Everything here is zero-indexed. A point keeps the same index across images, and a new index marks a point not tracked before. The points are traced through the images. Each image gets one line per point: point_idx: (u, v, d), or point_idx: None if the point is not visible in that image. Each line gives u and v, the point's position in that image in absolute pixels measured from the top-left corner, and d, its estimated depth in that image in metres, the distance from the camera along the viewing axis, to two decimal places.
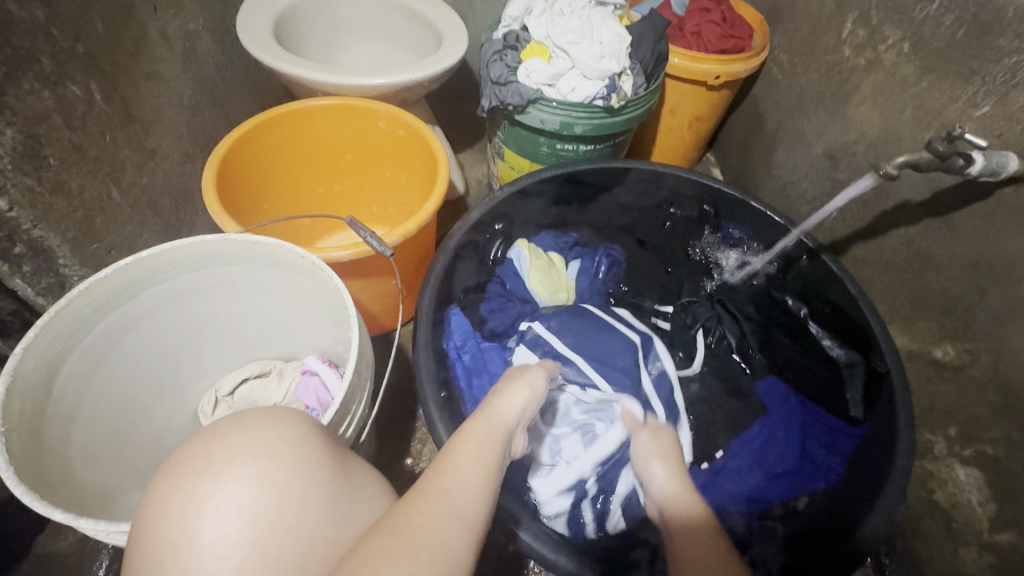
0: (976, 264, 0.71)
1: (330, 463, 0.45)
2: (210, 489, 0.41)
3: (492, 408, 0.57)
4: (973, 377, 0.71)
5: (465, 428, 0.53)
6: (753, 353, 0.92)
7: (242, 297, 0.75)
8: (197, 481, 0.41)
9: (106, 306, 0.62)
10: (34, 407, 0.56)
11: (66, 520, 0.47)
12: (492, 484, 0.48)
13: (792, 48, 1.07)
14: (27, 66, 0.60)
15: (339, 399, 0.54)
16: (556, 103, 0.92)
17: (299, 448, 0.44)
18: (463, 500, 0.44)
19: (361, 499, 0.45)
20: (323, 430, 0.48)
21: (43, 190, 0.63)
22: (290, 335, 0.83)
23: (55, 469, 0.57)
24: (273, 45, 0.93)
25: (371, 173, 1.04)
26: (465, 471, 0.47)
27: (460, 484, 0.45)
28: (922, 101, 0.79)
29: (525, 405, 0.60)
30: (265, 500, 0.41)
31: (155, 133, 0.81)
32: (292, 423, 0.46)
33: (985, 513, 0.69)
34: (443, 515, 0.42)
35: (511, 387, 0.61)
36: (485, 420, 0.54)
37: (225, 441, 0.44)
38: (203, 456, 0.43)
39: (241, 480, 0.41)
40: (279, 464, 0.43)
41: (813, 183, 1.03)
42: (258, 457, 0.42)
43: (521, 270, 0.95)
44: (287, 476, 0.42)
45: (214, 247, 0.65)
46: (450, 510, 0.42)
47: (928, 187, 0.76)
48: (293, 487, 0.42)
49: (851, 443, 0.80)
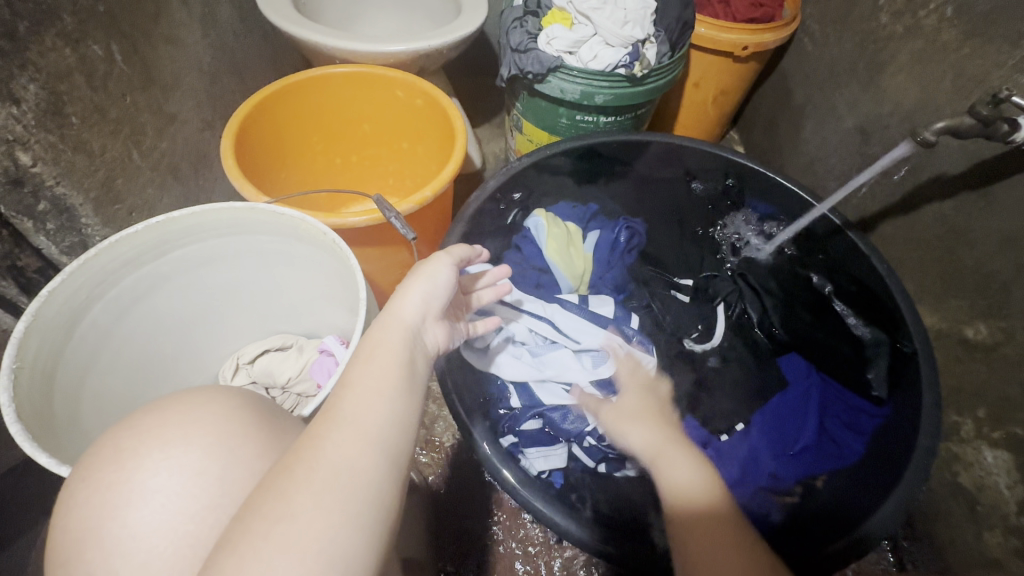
0: (1014, 239, 0.68)
1: (255, 438, 0.44)
2: (117, 478, 0.40)
3: (389, 307, 0.50)
4: (1006, 356, 0.69)
5: (364, 339, 0.48)
6: (776, 328, 0.90)
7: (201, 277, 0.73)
8: (105, 471, 0.41)
9: (134, 263, 0.63)
10: (51, 351, 0.57)
11: (49, 465, 0.48)
12: (402, 388, 0.44)
13: (825, 17, 1.02)
14: (48, 23, 0.60)
15: (332, 381, 0.54)
16: (577, 71, 0.89)
17: (219, 426, 0.43)
18: (357, 414, 0.41)
19: None
20: (253, 404, 0.47)
21: (66, 148, 0.63)
22: (287, 308, 0.82)
23: (64, 416, 0.58)
24: (291, 11, 0.92)
25: (388, 144, 1.03)
26: (361, 387, 0.43)
27: (355, 404, 0.41)
28: (963, 69, 0.75)
29: (428, 299, 0.52)
30: (178, 485, 0.40)
31: (175, 98, 0.81)
32: (215, 401, 0.45)
33: (1013, 496, 0.67)
34: (334, 437, 0.39)
35: (405, 283, 0.52)
36: (380, 326, 0.49)
37: (136, 429, 0.43)
38: (113, 446, 0.42)
39: (152, 469, 0.40)
40: (194, 444, 0.42)
41: (842, 159, 0.99)
42: (166, 443, 0.41)
43: (539, 239, 0.92)
44: (205, 458, 0.41)
45: (170, 228, 0.63)
46: (341, 428, 0.39)
47: (966, 159, 0.73)
48: (208, 467, 0.41)
49: (872, 423, 0.77)
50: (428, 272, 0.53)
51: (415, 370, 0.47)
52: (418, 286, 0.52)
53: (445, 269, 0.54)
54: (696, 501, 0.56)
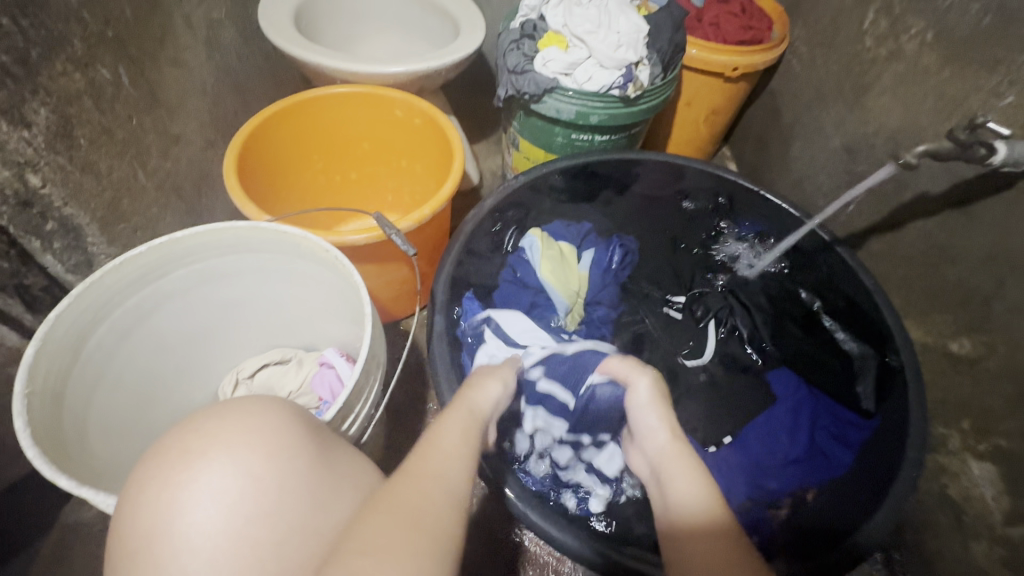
0: (995, 256, 0.70)
1: (310, 448, 0.46)
2: (183, 479, 0.42)
3: (471, 394, 0.60)
4: (989, 369, 0.71)
5: (447, 416, 0.55)
6: (766, 344, 0.92)
7: (232, 290, 0.76)
8: (171, 472, 0.42)
9: (147, 277, 0.65)
10: (59, 372, 0.58)
11: (70, 488, 0.49)
12: (472, 461, 0.50)
13: (812, 40, 1.06)
14: (59, 48, 0.62)
15: (347, 393, 0.56)
16: (572, 92, 0.92)
17: (275, 436, 0.45)
18: (447, 476, 0.46)
19: (343, 489, 0.47)
20: (304, 417, 0.49)
21: (74, 169, 0.65)
22: (296, 324, 0.84)
23: (73, 435, 0.59)
24: (293, 33, 0.94)
25: (387, 162, 1.06)
26: (448, 452, 0.49)
27: (443, 464, 0.47)
28: (943, 92, 0.78)
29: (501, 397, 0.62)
30: (241, 488, 0.42)
31: (179, 119, 0.83)
32: (272, 411, 0.47)
33: (999, 507, 0.68)
34: (433, 489, 0.44)
35: (485, 379, 0.63)
36: (461, 407, 0.57)
37: (199, 432, 0.45)
38: (178, 447, 0.44)
39: (218, 469, 0.42)
40: (255, 451, 0.44)
41: (830, 176, 1.02)
42: (232, 446, 0.43)
43: (533, 259, 0.93)
44: (264, 464, 0.43)
45: (211, 238, 0.66)
46: (435, 483, 0.45)
47: (947, 179, 0.76)
48: (268, 474, 0.43)
49: (860, 435, 0.80)
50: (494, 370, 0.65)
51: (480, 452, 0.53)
52: (490, 381, 0.62)
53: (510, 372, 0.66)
54: (695, 518, 0.52)
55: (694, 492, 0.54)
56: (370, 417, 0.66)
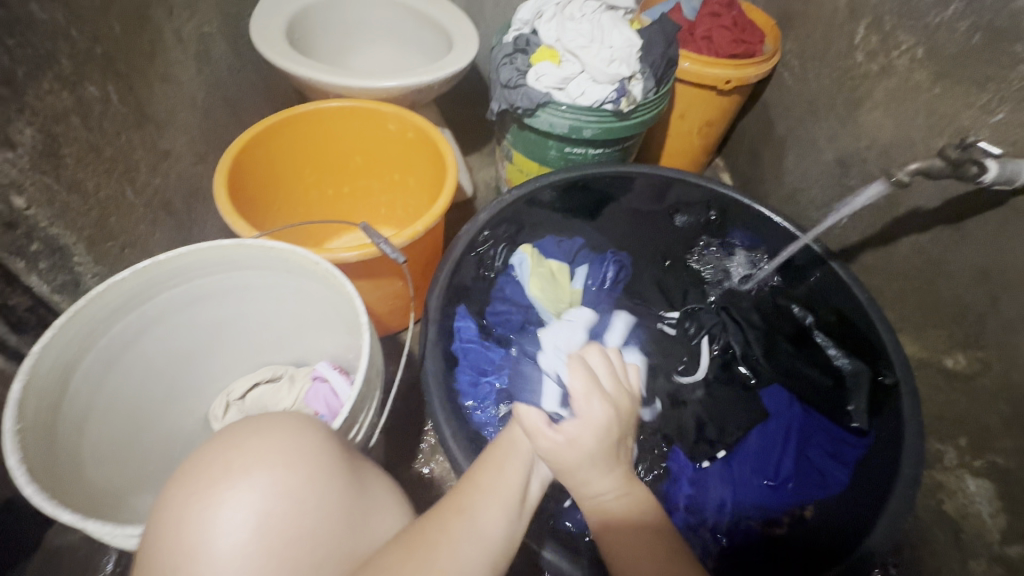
0: (988, 273, 0.70)
1: (344, 473, 0.45)
2: (224, 497, 0.40)
3: (519, 423, 0.58)
4: (983, 386, 0.71)
5: (492, 446, 0.54)
6: (759, 361, 0.90)
7: (248, 299, 0.75)
8: (212, 489, 0.41)
9: (144, 294, 0.65)
10: (49, 406, 0.57)
11: (74, 522, 0.48)
12: (516, 507, 0.48)
13: (803, 53, 1.06)
14: (46, 67, 0.61)
15: (350, 404, 0.55)
16: (565, 107, 0.92)
17: (316, 458, 0.44)
18: (484, 523, 0.45)
19: (371, 513, 0.46)
20: (339, 439, 0.48)
21: (60, 188, 0.64)
22: (295, 340, 0.83)
23: (70, 467, 0.58)
24: (285, 47, 0.93)
25: (380, 176, 1.05)
26: (491, 492, 0.48)
27: (482, 505, 0.46)
28: (934, 108, 0.78)
29: None
30: (280, 510, 0.41)
31: (169, 134, 0.82)
32: (311, 431, 0.46)
33: (996, 525, 0.68)
34: (463, 539, 0.43)
35: (531, 405, 0.59)
36: (511, 439, 0.55)
37: (241, 448, 0.43)
38: (220, 462, 0.42)
39: (257, 490, 0.41)
40: (297, 473, 0.42)
41: (824, 189, 1.02)
42: (273, 467, 0.42)
43: (522, 276, 0.93)
44: (303, 487, 0.42)
45: (233, 252, 0.66)
46: (471, 533, 0.43)
47: (939, 195, 0.76)
48: (308, 498, 0.42)
49: (855, 453, 0.79)
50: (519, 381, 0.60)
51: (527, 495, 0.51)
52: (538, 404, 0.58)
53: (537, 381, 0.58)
54: (620, 529, 0.50)
55: (619, 509, 0.50)
56: (376, 423, 0.65)
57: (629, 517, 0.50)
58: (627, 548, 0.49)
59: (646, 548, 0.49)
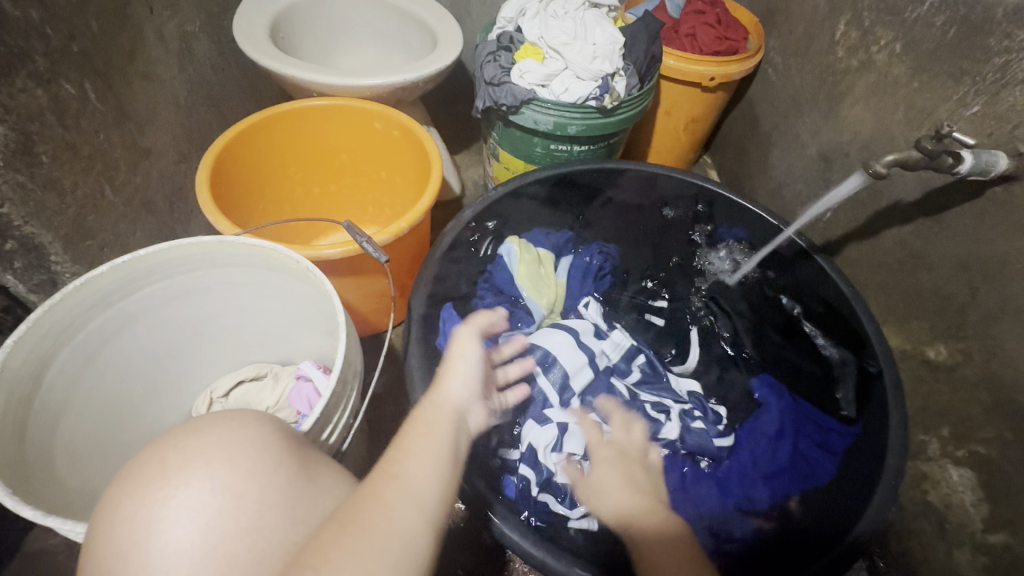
0: (967, 263, 0.71)
1: (291, 462, 0.45)
2: (162, 495, 0.40)
3: (440, 386, 0.58)
4: (965, 376, 0.71)
5: (417, 412, 0.54)
6: (746, 349, 0.93)
7: (218, 300, 0.75)
8: (151, 489, 0.41)
9: (115, 294, 0.64)
10: (20, 401, 0.56)
11: (35, 517, 0.47)
12: (449, 465, 0.48)
13: (786, 50, 1.07)
14: (20, 65, 0.60)
15: (324, 402, 0.55)
16: (550, 104, 0.92)
17: (256, 451, 0.44)
18: (413, 482, 0.44)
19: (326, 502, 0.45)
20: (287, 432, 0.48)
21: (35, 187, 0.63)
22: (278, 339, 0.82)
23: (39, 464, 0.57)
24: (268, 46, 0.93)
25: (366, 173, 1.04)
26: (413, 454, 0.47)
27: (410, 467, 0.45)
28: (913, 102, 0.79)
29: (471, 379, 0.60)
30: (218, 504, 0.40)
31: (150, 133, 0.81)
32: (254, 426, 0.46)
33: (978, 513, 0.68)
34: (394, 498, 0.42)
35: (449, 366, 0.61)
36: (431, 403, 0.55)
37: (180, 447, 0.43)
38: (157, 464, 0.42)
39: (195, 486, 0.41)
40: (235, 466, 0.42)
41: (808, 184, 1.03)
42: (212, 462, 0.42)
43: (510, 265, 0.93)
44: (245, 481, 0.42)
45: (208, 248, 0.65)
46: (402, 493, 0.42)
47: (919, 188, 0.77)
48: (249, 492, 0.42)
49: (842, 443, 0.80)
50: (468, 341, 0.65)
51: (456, 452, 0.51)
52: (458, 369, 0.60)
53: (477, 349, 0.64)
54: (646, 529, 0.67)
55: (638, 508, 0.69)
56: (351, 425, 0.64)
57: (644, 517, 0.68)
58: (653, 542, 0.66)
59: (670, 545, 0.65)
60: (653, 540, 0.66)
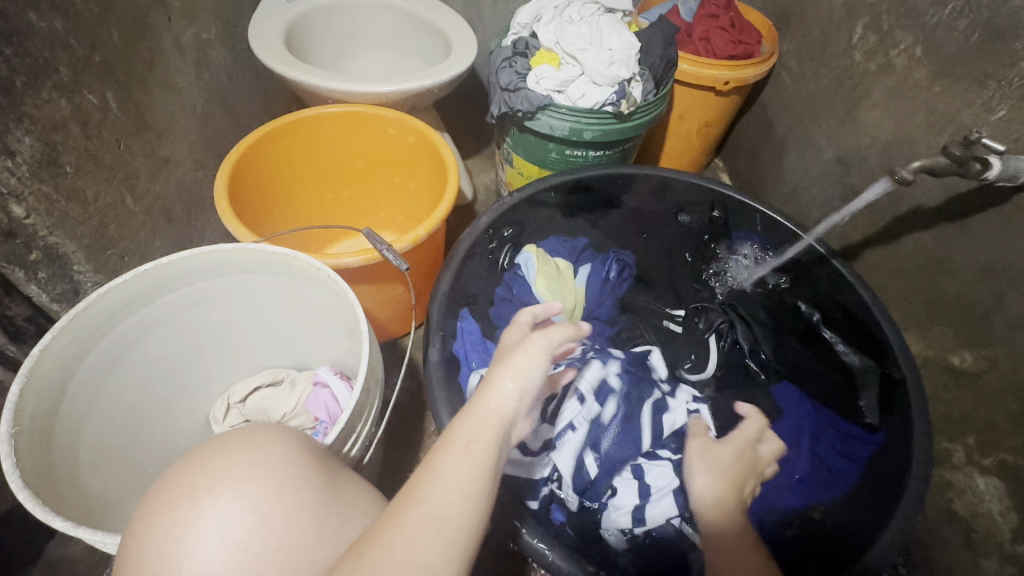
0: (992, 269, 0.70)
1: (318, 479, 0.44)
2: (191, 516, 0.40)
3: (485, 394, 0.50)
4: (991, 384, 0.70)
5: (457, 420, 0.48)
6: (766, 357, 0.91)
7: (236, 307, 0.75)
8: (179, 509, 0.40)
9: (135, 303, 0.64)
10: (47, 409, 0.56)
11: (65, 528, 0.47)
12: (483, 490, 0.44)
13: (801, 53, 1.06)
14: (45, 76, 0.61)
15: (348, 413, 0.55)
16: (565, 109, 0.91)
17: (283, 468, 0.43)
18: (440, 511, 0.41)
19: (353, 519, 0.45)
20: (313, 447, 0.47)
21: (59, 197, 0.63)
22: (299, 345, 0.82)
23: (65, 474, 0.57)
24: (284, 53, 0.93)
25: (379, 179, 1.04)
26: (448, 479, 0.43)
27: (441, 492, 0.42)
28: (935, 106, 0.78)
29: (523, 392, 0.50)
30: (249, 524, 0.40)
31: (168, 142, 0.82)
32: (281, 442, 0.46)
33: (1006, 523, 0.67)
34: (416, 529, 0.40)
35: (499, 371, 0.51)
36: (475, 415, 0.48)
37: (206, 466, 0.43)
38: (186, 482, 0.42)
39: (225, 505, 0.40)
40: (265, 485, 0.42)
41: (824, 188, 1.02)
42: (241, 481, 0.41)
43: (529, 275, 0.93)
44: (274, 500, 0.41)
45: (232, 255, 0.65)
46: (427, 523, 0.40)
47: (943, 193, 0.76)
48: (279, 511, 0.41)
49: (865, 450, 0.78)
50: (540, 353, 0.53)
51: (497, 467, 0.47)
52: (513, 370, 0.51)
53: (543, 360, 0.52)
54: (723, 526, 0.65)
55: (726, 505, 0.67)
56: (372, 436, 0.64)
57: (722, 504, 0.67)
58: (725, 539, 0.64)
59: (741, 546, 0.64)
60: (726, 535, 0.64)
